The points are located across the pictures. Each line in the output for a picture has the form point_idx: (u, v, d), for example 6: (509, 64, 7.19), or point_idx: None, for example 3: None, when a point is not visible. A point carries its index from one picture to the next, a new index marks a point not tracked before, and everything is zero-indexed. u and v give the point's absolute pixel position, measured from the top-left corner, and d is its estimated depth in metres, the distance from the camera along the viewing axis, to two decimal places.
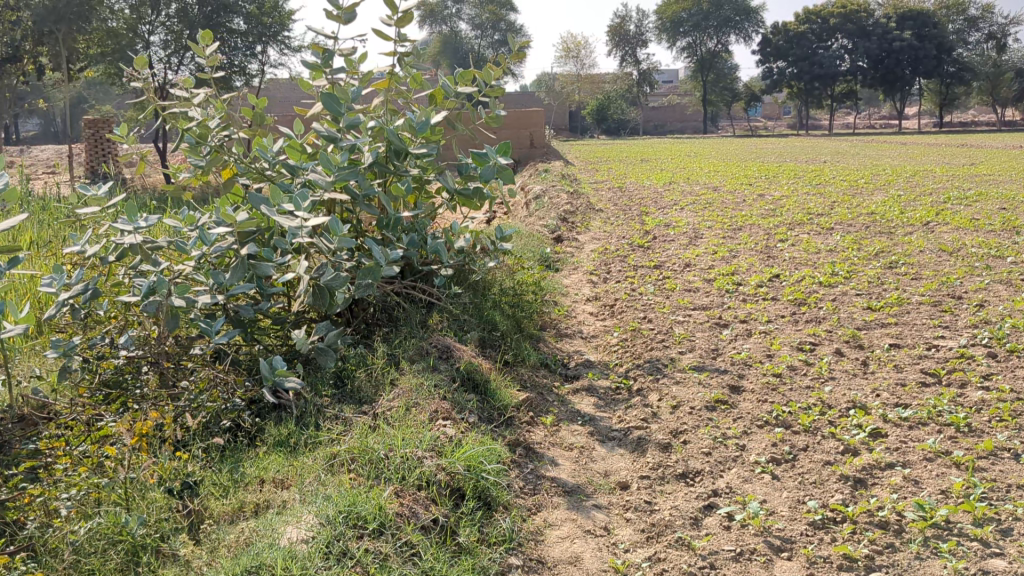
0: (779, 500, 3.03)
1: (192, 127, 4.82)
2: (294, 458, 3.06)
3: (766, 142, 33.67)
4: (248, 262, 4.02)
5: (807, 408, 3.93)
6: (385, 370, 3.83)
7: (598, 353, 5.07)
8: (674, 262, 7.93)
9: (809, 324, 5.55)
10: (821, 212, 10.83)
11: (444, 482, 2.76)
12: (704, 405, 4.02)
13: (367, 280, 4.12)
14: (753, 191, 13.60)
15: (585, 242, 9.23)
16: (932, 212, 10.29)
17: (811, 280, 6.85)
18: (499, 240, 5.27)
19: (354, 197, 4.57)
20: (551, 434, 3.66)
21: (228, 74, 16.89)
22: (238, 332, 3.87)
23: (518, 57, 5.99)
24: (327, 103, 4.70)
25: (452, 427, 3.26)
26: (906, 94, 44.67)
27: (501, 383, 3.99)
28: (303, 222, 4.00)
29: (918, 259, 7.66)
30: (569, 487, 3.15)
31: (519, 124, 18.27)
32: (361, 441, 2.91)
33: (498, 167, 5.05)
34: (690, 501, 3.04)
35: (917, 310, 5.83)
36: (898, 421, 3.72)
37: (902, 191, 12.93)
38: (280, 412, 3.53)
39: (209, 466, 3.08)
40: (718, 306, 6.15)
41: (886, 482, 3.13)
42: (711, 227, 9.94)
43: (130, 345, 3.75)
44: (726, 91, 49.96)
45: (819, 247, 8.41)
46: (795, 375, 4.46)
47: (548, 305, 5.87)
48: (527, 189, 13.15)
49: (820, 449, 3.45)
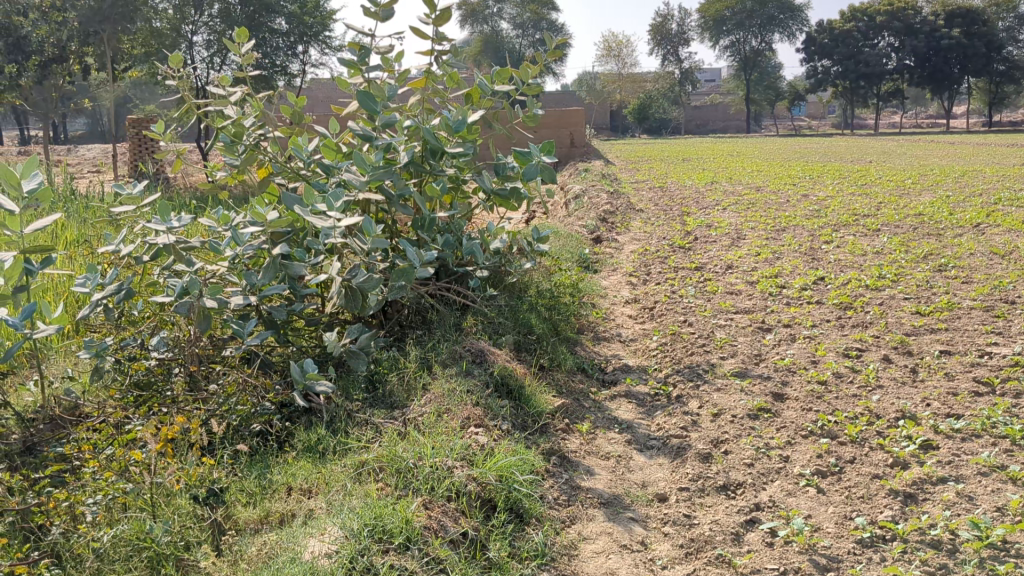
0: (824, 516, 2.89)
1: (227, 126, 4.77)
2: (322, 465, 2.99)
3: (809, 142, 33.18)
4: (280, 262, 3.96)
5: (854, 418, 3.78)
6: (418, 374, 3.75)
7: (637, 358, 4.96)
8: (716, 263, 7.77)
9: (855, 329, 5.38)
10: (867, 213, 10.59)
11: (474, 493, 2.67)
12: (746, 413, 3.89)
13: (400, 281, 4.04)
14: (796, 191, 13.36)
15: (625, 242, 9.09)
16: (982, 214, 10.01)
17: (858, 283, 6.67)
18: (536, 242, 5.17)
19: (388, 197, 4.50)
20: (587, 442, 3.55)
21: (270, 74, 16.97)
22: (270, 334, 3.81)
23: (556, 55, 5.88)
24: (363, 101, 4.62)
25: (485, 435, 3.17)
26: (955, 93, 43.83)
27: (537, 388, 3.89)
28: (336, 222, 3.93)
29: (969, 262, 7.43)
30: (606, 499, 3.04)
31: (560, 123, 18.15)
32: (389, 449, 2.83)
33: (537, 167, 4.94)
34: (731, 516, 2.92)
35: (969, 316, 5.63)
36: (949, 433, 3.56)
37: (951, 192, 12.60)
38: (310, 417, 3.47)
39: (236, 472, 3.02)
40: (761, 309, 6.00)
41: (938, 498, 2.98)
42: (754, 228, 9.75)
43: (161, 348, 3.74)
44: (769, 90, 49.39)
45: (865, 249, 8.20)
46: (841, 382, 4.31)
47: (585, 308, 5.76)
48: (567, 188, 13.03)
49: (868, 462, 3.31)
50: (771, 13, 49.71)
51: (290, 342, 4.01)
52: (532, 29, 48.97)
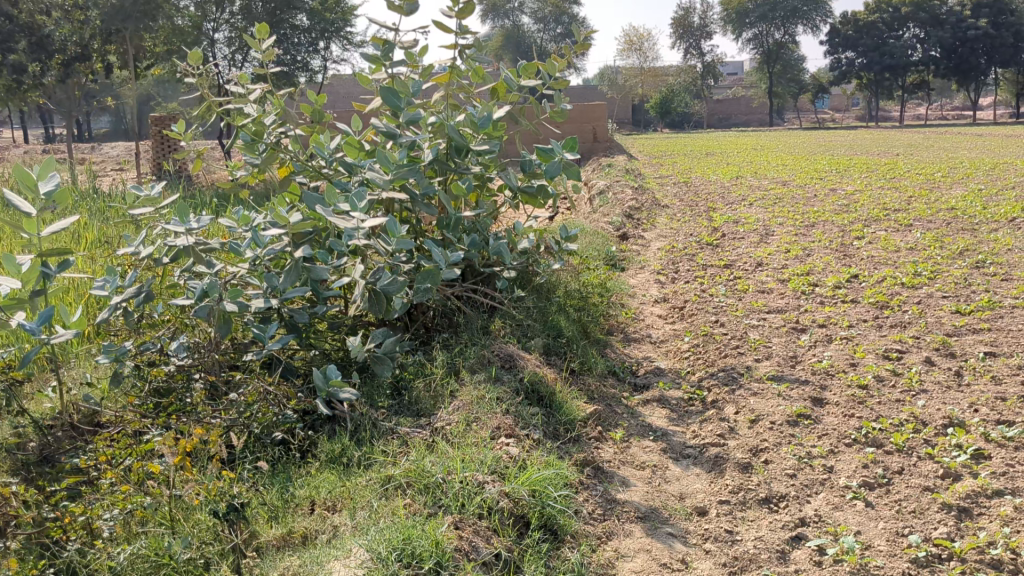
0: (874, 533, 2.75)
1: (247, 124, 4.66)
2: (346, 478, 2.88)
3: (833, 136, 32.79)
4: (302, 265, 3.84)
5: (899, 425, 3.61)
6: (445, 380, 3.63)
7: (668, 360, 4.81)
8: (746, 260, 7.61)
9: (894, 330, 5.21)
10: (898, 208, 10.37)
11: (507, 510, 2.55)
12: (785, 419, 3.74)
13: (426, 284, 3.91)
14: (824, 185, 13.11)
15: (652, 239, 8.93)
16: (1018, 208, 9.76)
17: (893, 281, 6.48)
18: (564, 241, 5.03)
19: (413, 197, 4.37)
20: (621, 451, 3.42)
21: (291, 70, 16.94)
22: (293, 338, 3.70)
23: (583, 48, 5.73)
24: (386, 98, 4.50)
25: (516, 445, 3.04)
26: (982, 85, 43.23)
27: (568, 394, 3.76)
28: (360, 223, 3.82)
29: (1007, 258, 7.22)
30: (643, 512, 2.90)
31: (582, 118, 17.97)
32: (417, 463, 2.70)
33: (564, 164, 4.79)
34: (775, 532, 2.78)
35: (1012, 315, 5.43)
36: (1002, 441, 3.40)
37: (983, 185, 12.32)
38: (334, 426, 3.36)
39: (258, 485, 2.92)
40: (794, 308, 5.83)
41: (995, 514, 2.83)
42: (782, 224, 9.56)
43: (182, 353, 3.62)
44: (793, 83, 48.95)
45: (898, 245, 8.01)
46: (883, 386, 4.15)
47: (614, 308, 5.61)
48: (591, 183, 12.87)
49: (917, 473, 3.15)
50: (794, 5, 49.22)
51: (313, 346, 3.91)
52: (554, 23, 48.77)
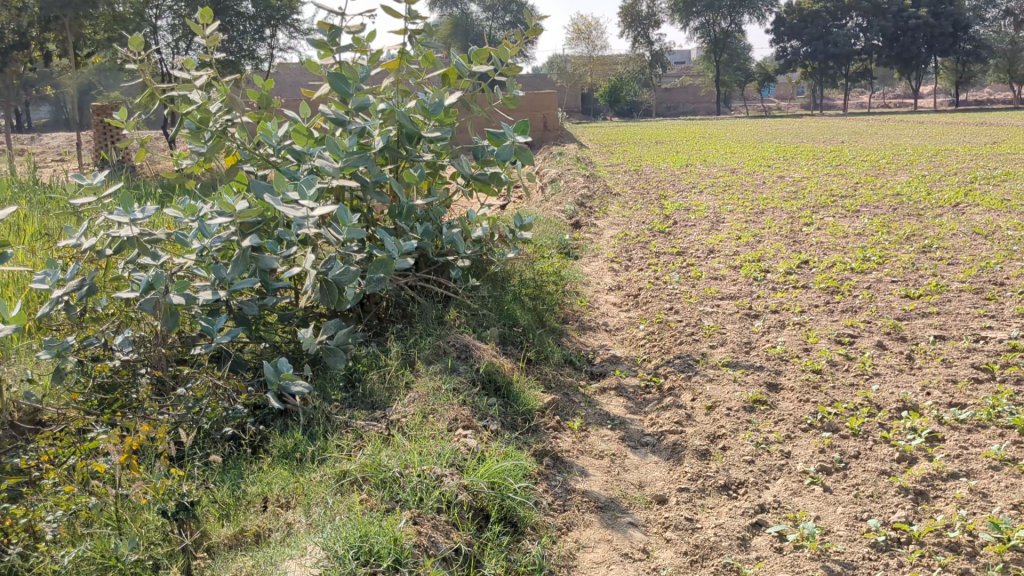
0: (833, 518, 2.75)
1: (192, 111, 4.54)
2: (300, 473, 2.82)
3: (780, 124, 33.14)
4: (250, 254, 3.74)
5: (854, 409, 3.63)
6: (399, 371, 3.56)
7: (624, 348, 4.79)
8: (698, 247, 7.63)
9: (845, 315, 5.25)
10: (845, 194, 10.49)
11: (466, 504, 2.50)
12: (741, 405, 3.73)
13: (378, 273, 3.86)
14: (772, 172, 13.22)
15: (604, 227, 8.93)
16: (961, 193, 9.92)
17: (843, 266, 6.54)
18: (519, 230, 4.98)
19: (364, 184, 4.31)
20: (579, 441, 3.39)
21: (237, 58, 16.66)
22: (242, 330, 3.61)
23: (535, 34, 5.69)
24: (334, 84, 4.43)
25: (474, 437, 2.99)
26: (923, 73, 43.99)
27: (525, 384, 3.71)
28: (309, 212, 3.74)
29: (953, 243, 7.32)
30: (603, 502, 2.87)
31: (533, 107, 17.93)
32: (372, 457, 2.64)
33: (515, 150, 4.75)
34: (735, 518, 2.77)
35: (959, 298, 5.50)
36: (954, 424, 3.43)
37: (926, 171, 12.51)
38: (287, 420, 3.28)
39: (208, 482, 2.84)
40: (747, 295, 5.85)
41: (951, 496, 2.85)
42: (733, 211, 9.62)
43: (128, 348, 3.50)
44: (740, 72, 49.38)
45: (847, 231, 8.09)
46: (836, 371, 4.17)
47: (569, 297, 5.59)
48: (543, 172, 12.84)
49: (873, 457, 3.17)
50: None
51: (263, 339, 3.82)
52: (503, 12, 48.62)
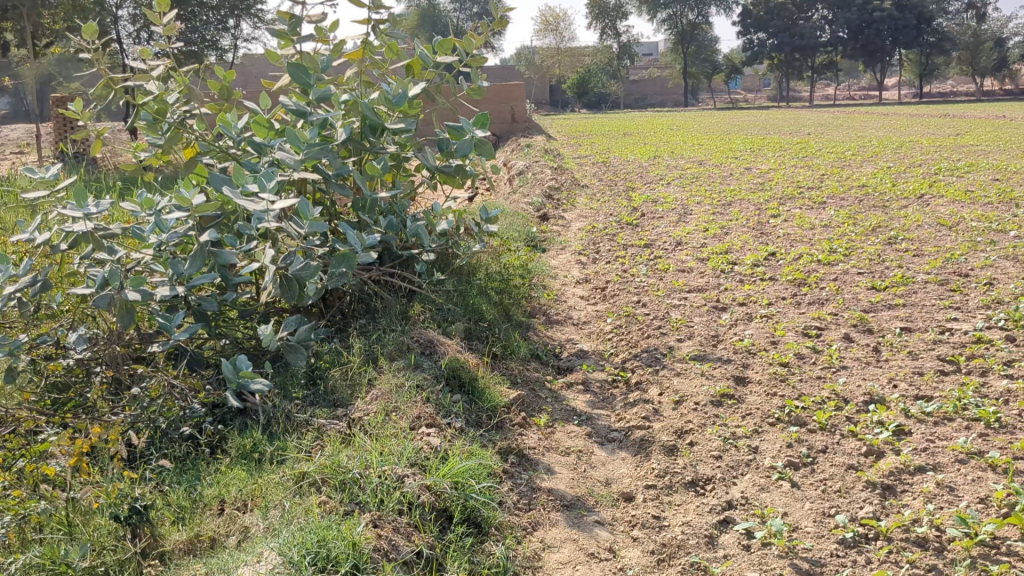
0: (801, 514, 2.72)
1: (148, 102, 4.42)
2: (258, 474, 2.75)
3: (746, 116, 33.28)
4: (208, 249, 3.65)
5: (821, 403, 3.61)
6: (362, 368, 3.49)
7: (591, 342, 4.75)
8: (665, 240, 7.61)
9: (812, 307, 5.24)
10: (812, 186, 10.52)
11: (429, 505, 2.44)
12: (709, 400, 3.70)
13: (341, 268, 3.78)
14: (739, 164, 13.24)
15: (572, 220, 8.89)
16: (925, 185, 9.98)
17: (810, 258, 6.54)
18: (485, 223, 4.92)
19: (325, 177, 4.23)
20: (546, 437, 3.34)
21: (200, 49, 16.44)
22: (200, 327, 3.52)
23: (500, 25, 5.62)
24: (294, 75, 4.33)
25: (437, 435, 2.93)
26: (887, 65, 44.39)
27: (490, 380, 3.66)
28: (270, 205, 3.66)
29: (918, 234, 7.36)
30: (569, 501, 2.83)
31: (501, 98, 17.85)
32: (332, 458, 2.57)
33: (477, 143, 4.69)
34: (703, 516, 2.73)
35: (925, 290, 5.51)
36: (921, 417, 3.42)
37: (892, 163, 12.59)
38: (247, 419, 3.20)
39: (163, 485, 2.76)
40: (714, 287, 5.83)
41: (918, 490, 2.83)
42: (700, 203, 9.61)
43: (82, 345, 3.33)
44: (707, 64, 49.55)
45: (813, 222, 8.10)
46: (804, 364, 4.15)
47: (536, 290, 5.53)
48: (511, 163, 12.78)
49: (841, 451, 3.15)
50: None
51: (222, 335, 3.73)
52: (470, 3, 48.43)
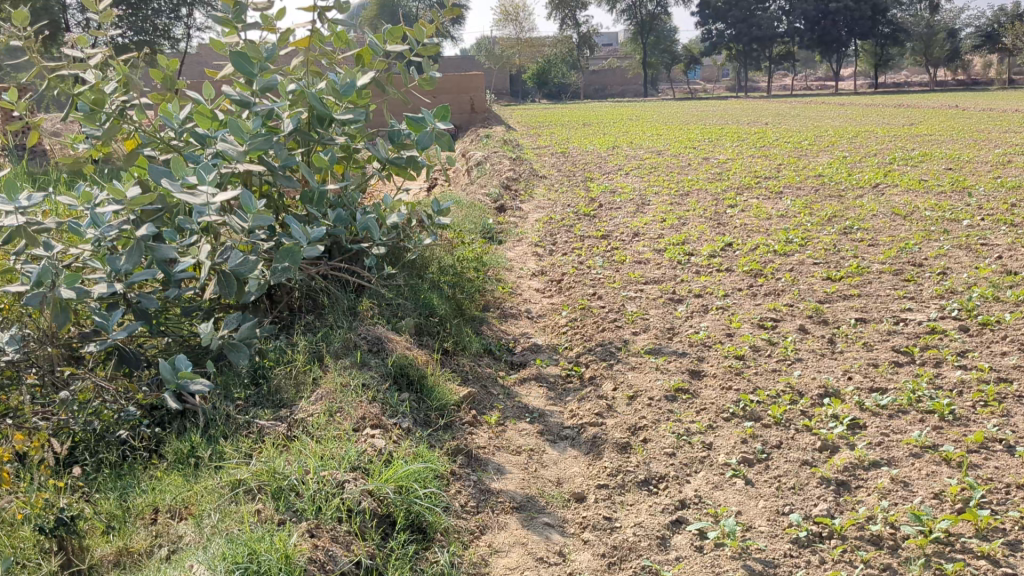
0: (755, 512, 2.67)
1: (84, 92, 4.26)
2: (194, 480, 2.65)
3: (704, 105, 33.35)
4: (146, 244, 3.53)
5: (776, 397, 3.56)
6: (307, 367, 3.39)
7: (546, 336, 4.68)
8: (622, 230, 7.55)
9: (768, 298, 5.21)
10: (769, 175, 10.53)
11: (370, 511, 2.35)
12: (663, 395, 3.64)
13: (285, 263, 3.66)
14: (697, 154, 13.23)
15: (530, 211, 8.81)
16: (880, 174, 10.04)
17: (766, 249, 6.52)
18: (436, 215, 4.82)
19: (271, 169, 4.11)
20: (496, 436, 3.26)
21: (152, 39, 16.13)
22: (139, 325, 3.40)
23: (453, 13, 5.50)
24: (236, 63, 4.19)
25: (383, 437, 2.84)
26: (843, 56, 44.83)
27: (439, 377, 3.57)
28: (210, 199, 3.55)
29: (873, 224, 7.38)
30: (519, 502, 2.75)
31: (459, 89, 17.71)
32: (268, 464, 2.47)
33: (437, 135, 4.50)
34: (655, 516, 2.67)
35: (879, 280, 5.50)
36: (876, 409, 3.39)
37: (847, 152, 12.66)
38: (186, 421, 3.09)
39: (95, 493, 2.66)
40: (671, 279, 5.78)
41: (872, 486, 2.80)
42: (658, 193, 9.57)
43: (14, 347, 3.14)
44: (666, 54, 49.68)
45: (770, 212, 8.10)
46: (759, 356, 4.11)
47: (490, 283, 5.45)
48: (469, 154, 12.66)
49: (795, 446, 3.10)
50: None
51: (164, 333, 3.61)
52: None
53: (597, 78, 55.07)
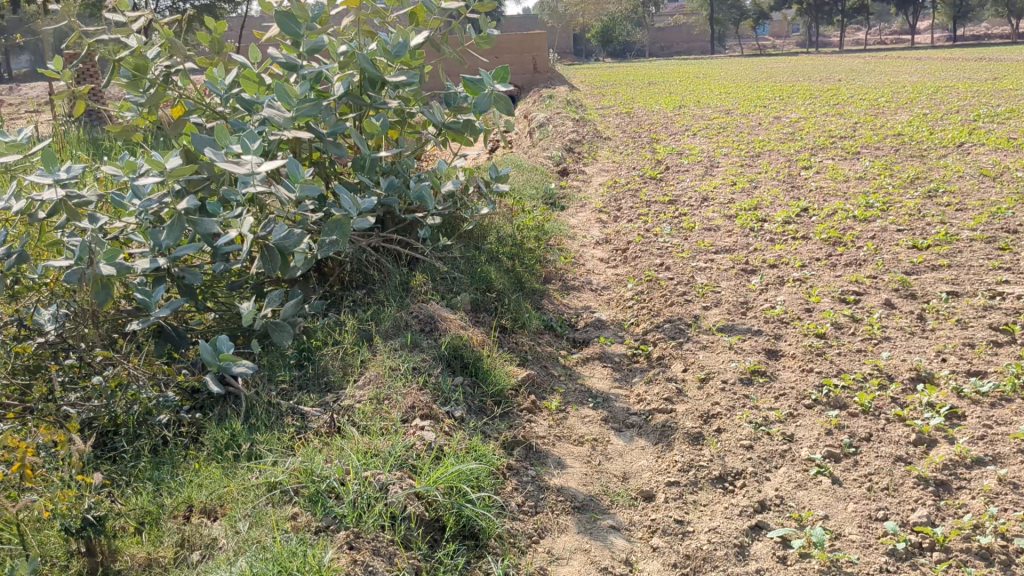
0: (844, 517, 2.40)
1: (125, 57, 4.06)
2: (232, 475, 2.48)
3: (771, 62, 32.34)
4: (188, 217, 3.34)
5: (863, 381, 3.26)
6: (355, 350, 3.19)
7: (610, 311, 4.41)
8: (691, 195, 7.20)
9: (849, 269, 4.86)
10: (845, 135, 10.05)
11: (416, 517, 2.14)
12: (737, 377, 3.36)
13: (333, 236, 3.45)
14: (767, 113, 12.73)
15: (594, 174, 8.52)
16: (964, 133, 9.48)
17: (845, 214, 6.14)
18: (495, 182, 4.55)
19: (320, 136, 3.88)
20: (557, 425, 3.03)
21: (214, 2, 16.07)
22: (183, 302, 3.22)
23: None
24: (282, 24, 3.95)
25: (433, 429, 2.62)
26: (919, 8, 43.19)
27: (496, 358, 3.33)
28: (254, 169, 3.34)
29: (960, 186, 6.93)
30: (581, 502, 2.52)
31: (521, 48, 17.36)
32: (308, 462, 2.28)
33: (495, 99, 4.18)
34: (732, 520, 2.41)
35: (970, 248, 5.11)
36: (976, 397, 3.07)
37: (927, 110, 12.03)
38: (229, 406, 2.93)
39: (129, 488, 2.51)
40: (743, 247, 5.45)
41: (977, 488, 2.50)
42: (728, 154, 9.18)
43: (52, 326, 3.09)
44: (734, 9, 48.40)
45: (847, 174, 7.68)
46: (842, 335, 3.79)
47: (552, 253, 5.19)
48: (531, 115, 12.36)
49: (887, 439, 2.81)
50: None
51: (209, 309, 3.44)
52: None
53: (663, 35, 54.02)
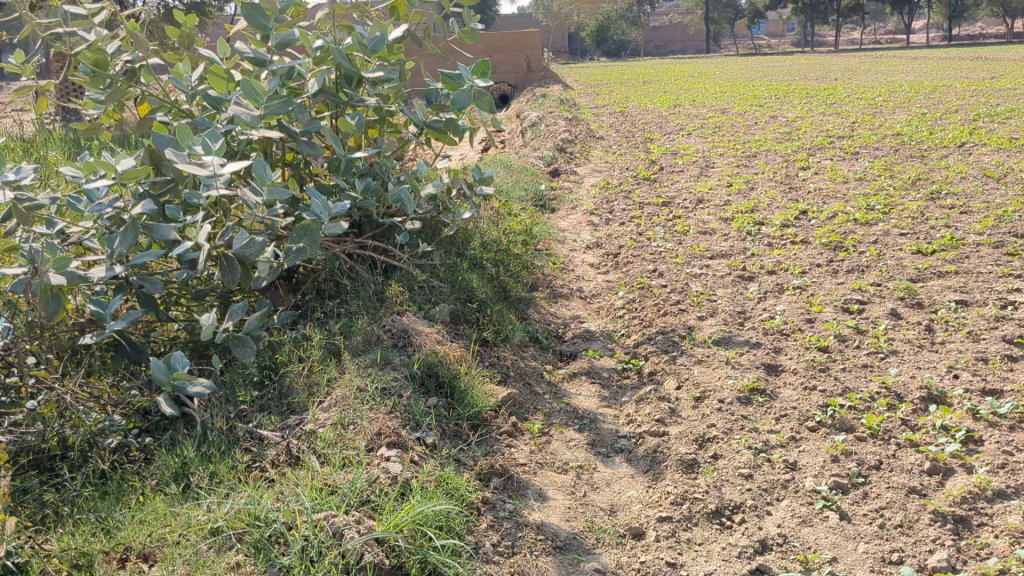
0: (854, 559, 2.17)
1: (82, 51, 3.76)
2: (176, 510, 2.23)
3: (765, 62, 32.09)
4: (144, 224, 3.07)
5: (870, 401, 3.02)
6: (321, 367, 2.94)
7: (600, 321, 4.18)
8: (685, 197, 6.97)
9: (851, 276, 4.62)
10: (842, 134, 9.82)
11: (375, 568, 1.91)
12: (735, 396, 3.12)
13: (300, 243, 3.20)
14: (764, 112, 12.49)
15: (586, 174, 8.28)
16: (965, 132, 9.26)
17: (845, 217, 5.91)
18: (478, 183, 4.30)
19: (291, 135, 3.62)
20: (539, 450, 2.79)
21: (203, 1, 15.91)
22: (140, 314, 2.95)
23: None
24: (249, 16, 3.68)
25: (401, 460, 2.38)
26: (914, 8, 43.00)
27: (475, 375, 3.09)
28: (217, 170, 3.08)
29: (963, 188, 6.70)
30: (563, 540, 2.28)
31: (514, 46, 17.10)
32: (256, 502, 2.04)
33: (475, 95, 3.94)
34: (731, 562, 2.18)
35: (978, 254, 4.88)
36: (993, 419, 2.83)
37: (925, 109, 11.83)
38: (182, 429, 2.69)
39: (65, 527, 2.26)
40: (740, 253, 5.22)
41: (1000, 525, 2.27)
42: (723, 154, 8.94)
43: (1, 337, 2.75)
44: (729, 9, 48.23)
45: (846, 176, 7.44)
46: (846, 348, 3.56)
47: (540, 258, 4.95)
48: (523, 114, 12.11)
49: (898, 467, 2.58)
50: None
51: (169, 321, 3.18)
52: None
53: (658, 35, 53.82)
